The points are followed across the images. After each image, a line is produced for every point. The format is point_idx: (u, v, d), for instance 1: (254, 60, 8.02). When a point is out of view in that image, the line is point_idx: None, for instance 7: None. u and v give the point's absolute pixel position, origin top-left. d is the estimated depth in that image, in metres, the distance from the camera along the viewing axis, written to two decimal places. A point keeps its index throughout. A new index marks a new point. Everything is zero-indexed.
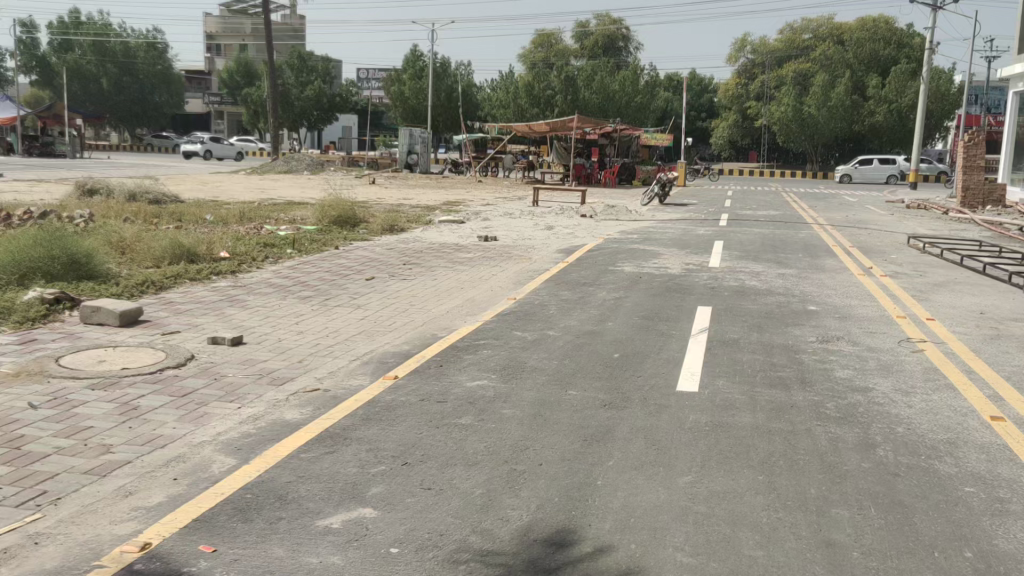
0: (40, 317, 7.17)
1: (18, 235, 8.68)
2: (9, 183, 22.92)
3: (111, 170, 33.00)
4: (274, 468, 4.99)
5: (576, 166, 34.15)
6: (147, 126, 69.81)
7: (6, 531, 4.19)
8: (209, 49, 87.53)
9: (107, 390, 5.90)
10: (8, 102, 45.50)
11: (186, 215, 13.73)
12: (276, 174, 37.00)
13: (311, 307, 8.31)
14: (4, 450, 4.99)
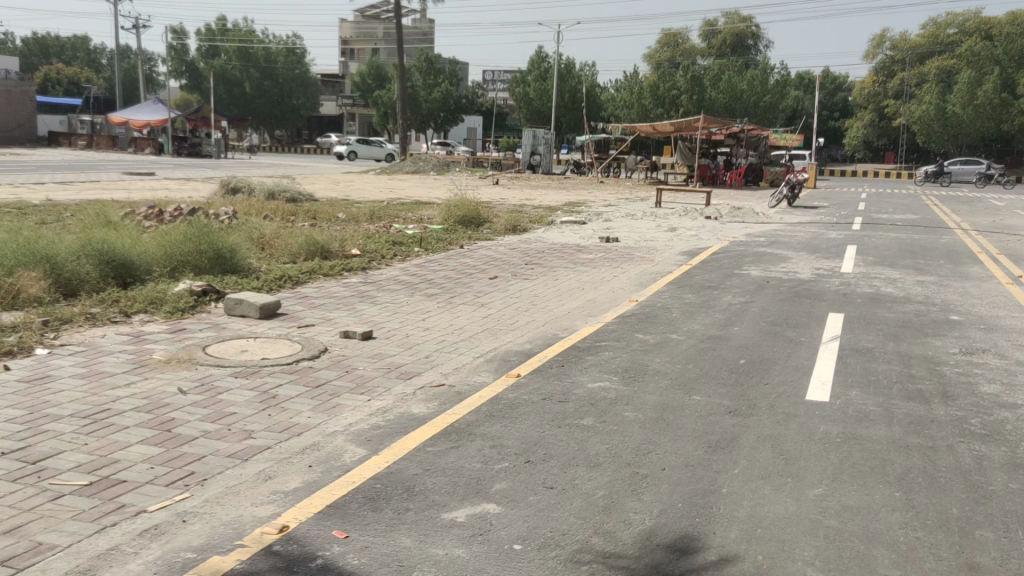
0: (189, 308, 7.65)
1: (171, 230, 9.29)
2: (160, 181, 24.44)
3: (254, 171, 34.76)
4: (402, 461, 5.15)
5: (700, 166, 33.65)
6: (285, 128, 72.86)
7: (159, 508, 4.50)
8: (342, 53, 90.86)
9: (248, 378, 6.25)
10: (160, 105, 48.62)
11: (320, 213, 14.34)
12: (404, 174, 38.09)
13: (437, 304, 8.52)
14: (157, 431, 5.35)
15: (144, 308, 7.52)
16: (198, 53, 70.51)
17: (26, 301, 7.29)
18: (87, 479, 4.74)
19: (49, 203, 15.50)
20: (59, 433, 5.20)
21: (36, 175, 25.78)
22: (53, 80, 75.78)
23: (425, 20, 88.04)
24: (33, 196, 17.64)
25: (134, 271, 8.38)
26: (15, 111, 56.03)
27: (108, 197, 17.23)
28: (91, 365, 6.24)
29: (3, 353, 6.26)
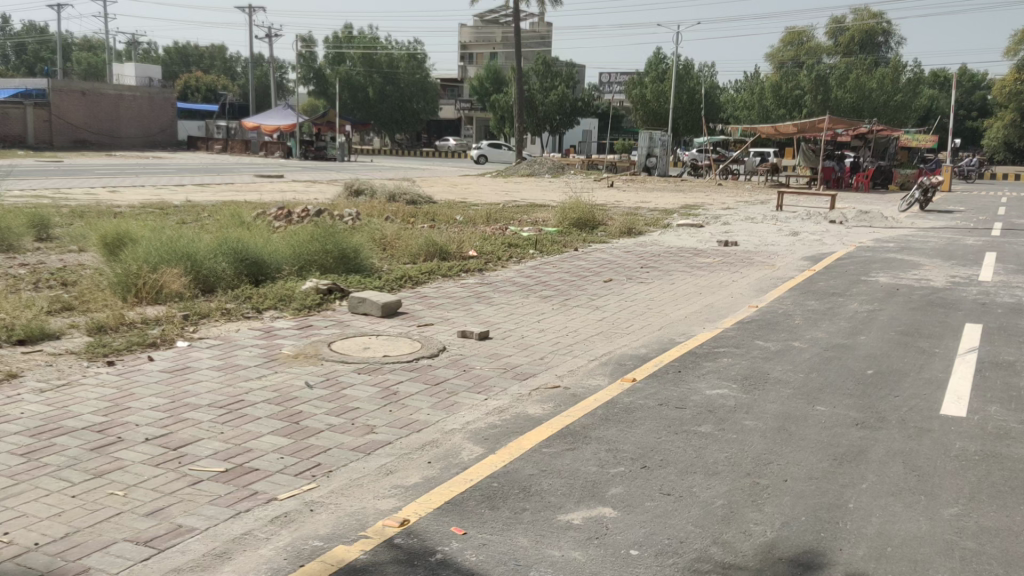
0: (315, 305, 7.96)
1: (300, 230, 9.70)
2: (289, 184, 25.42)
3: (377, 173, 35.81)
4: (519, 461, 5.21)
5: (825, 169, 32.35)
6: (406, 132, 74.61)
7: (288, 496, 4.71)
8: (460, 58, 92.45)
9: (371, 374, 6.46)
10: (289, 111, 50.78)
11: (438, 216, 14.65)
12: (520, 177, 38.43)
13: (552, 306, 8.57)
14: (285, 423, 5.59)
15: (274, 305, 7.88)
16: (325, 60, 73.23)
17: (169, 296, 7.76)
18: (223, 466, 5.01)
19: (187, 204, 16.37)
20: (198, 422, 5.51)
21: (178, 177, 27.38)
22: (192, 87, 80.27)
23: (543, 23, 88.41)
24: (176, 197, 18.77)
25: (265, 270, 8.79)
26: (159, 117, 59.78)
27: (241, 199, 18.10)
28: (227, 357, 6.59)
29: (148, 344, 6.69)
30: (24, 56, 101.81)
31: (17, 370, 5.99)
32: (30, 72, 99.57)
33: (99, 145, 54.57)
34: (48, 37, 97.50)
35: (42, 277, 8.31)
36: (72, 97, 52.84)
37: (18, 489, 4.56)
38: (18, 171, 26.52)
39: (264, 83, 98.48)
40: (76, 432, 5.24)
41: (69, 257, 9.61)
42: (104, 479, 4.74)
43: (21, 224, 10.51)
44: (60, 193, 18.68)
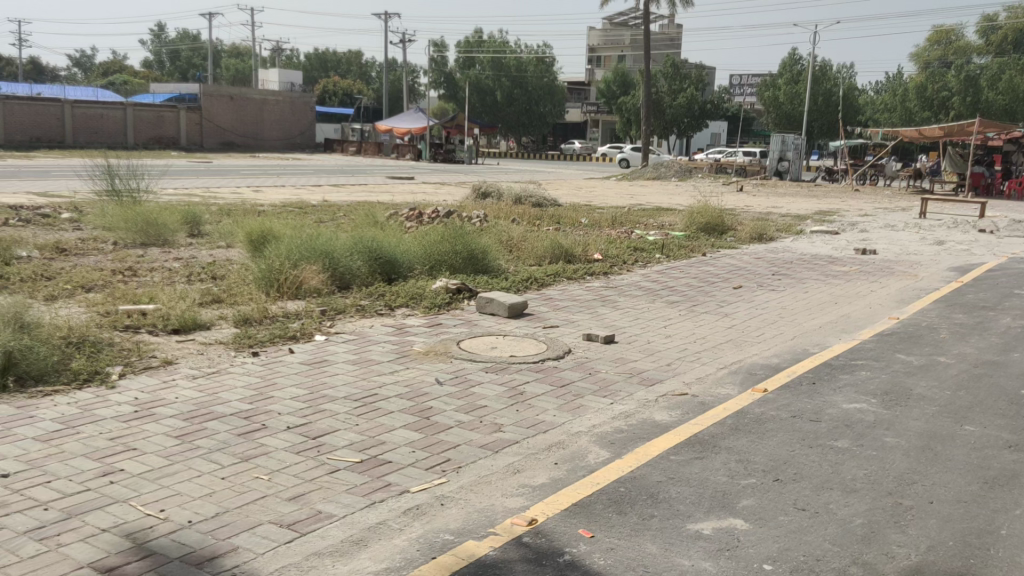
0: (444, 304, 8.15)
1: (431, 230, 9.96)
2: (422, 185, 26.07)
3: (506, 176, 36.30)
4: (646, 466, 5.17)
5: (975, 175, 30.56)
6: (531, 135, 74.97)
7: (420, 489, 4.84)
8: (588, 61, 92.41)
9: (499, 373, 6.56)
10: (420, 114, 52.12)
11: (565, 218, 14.71)
12: (645, 180, 38.06)
13: (679, 312, 8.46)
14: (417, 418, 5.75)
15: (406, 303, 8.11)
16: (456, 64, 74.36)
17: (308, 292, 8.12)
18: (359, 457, 5.19)
19: (326, 204, 17.01)
20: (335, 413, 5.74)
21: (320, 177, 28.64)
22: (330, 92, 82.83)
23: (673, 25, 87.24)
24: (316, 197, 19.55)
25: (398, 268, 9.07)
26: (299, 120, 62.31)
27: (375, 199, 18.72)
28: (362, 352, 6.83)
29: (289, 337, 7.01)
30: (179, 62, 109.09)
31: (171, 357, 6.40)
32: (183, 77, 106.44)
33: (243, 147, 57.64)
34: (200, 44, 103.77)
35: (194, 271, 8.84)
36: (221, 101, 56.02)
37: (173, 468, 4.87)
38: (174, 171, 28.37)
39: (396, 86, 101.44)
40: (225, 417, 5.55)
41: (218, 253, 10.18)
42: (250, 464, 5.00)
43: (177, 221, 11.24)
44: (210, 192, 19.87)
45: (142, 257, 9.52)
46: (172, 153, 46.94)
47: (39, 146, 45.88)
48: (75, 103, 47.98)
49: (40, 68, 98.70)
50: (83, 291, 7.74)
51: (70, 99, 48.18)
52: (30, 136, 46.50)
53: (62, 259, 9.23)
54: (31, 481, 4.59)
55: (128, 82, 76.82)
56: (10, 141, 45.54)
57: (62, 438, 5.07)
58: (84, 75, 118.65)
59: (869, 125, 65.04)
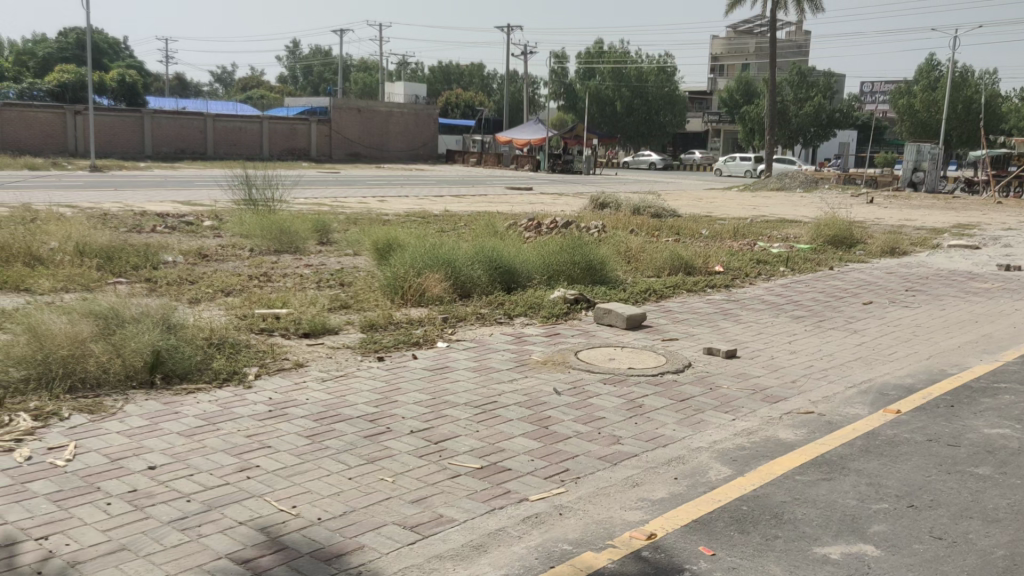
0: (562, 314, 8.18)
1: (550, 241, 10.04)
2: (540, 196, 26.31)
3: (625, 186, 36.18)
4: (770, 485, 5.04)
5: None
6: (651, 144, 74.48)
7: (539, 498, 4.88)
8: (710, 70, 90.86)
9: (617, 385, 6.53)
10: (540, 125, 52.66)
11: (684, 229, 14.54)
12: (768, 192, 37.10)
13: (804, 327, 8.21)
14: (536, 427, 5.80)
15: (524, 312, 8.20)
16: (576, 75, 74.42)
17: (430, 300, 8.34)
18: (480, 462, 5.29)
19: (447, 213, 17.47)
20: (456, 419, 5.87)
21: (445, 187, 29.42)
22: (453, 104, 84.50)
23: (800, 32, 84.71)
24: (438, 207, 20.08)
25: (517, 277, 9.18)
26: (423, 132, 63.92)
27: (496, 210, 19.05)
28: (481, 360, 6.95)
29: (412, 342, 7.22)
30: (313, 77, 114.38)
31: (302, 360, 6.70)
32: (315, 91, 111.50)
33: (370, 158, 59.62)
34: (331, 59, 108.30)
35: (324, 277, 9.23)
36: (350, 114, 58.11)
37: (304, 466, 5.09)
38: (307, 181, 29.74)
39: (517, 97, 102.82)
40: (352, 419, 5.77)
41: (346, 260, 10.58)
42: (376, 465, 5.17)
43: (307, 229, 11.76)
44: (339, 201, 20.71)
45: (275, 263, 10.01)
46: (303, 163, 49.08)
47: (184, 157, 48.81)
48: (216, 117, 50.82)
49: (184, 84, 105.52)
50: (223, 295, 8.21)
51: (212, 113, 51.08)
52: (176, 149, 49.42)
53: (204, 264, 9.80)
54: (176, 473, 4.89)
55: (265, 96, 80.91)
56: (158, 152, 48.60)
57: (203, 434, 5.38)
58: (224, 90, 125.98)
59: (1014, 134, 61.18)
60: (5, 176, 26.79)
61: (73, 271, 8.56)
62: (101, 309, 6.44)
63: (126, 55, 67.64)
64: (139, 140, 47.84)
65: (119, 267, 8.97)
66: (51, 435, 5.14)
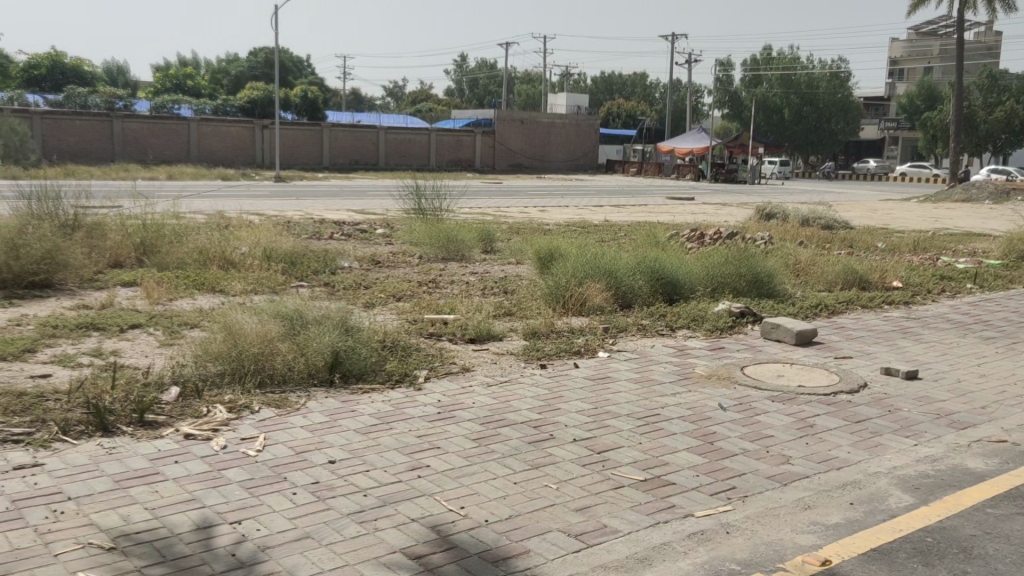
0: (727, 327, 8.01)
1: (714, 252, 9.89)
2: (703, 206, 25.88)
3: (793, 197, 34.94)
4: (957, 517, 4.71)
5: None
6: (820, 153, 71.35)
7: (704, 515, 4.78)
8: (889, 75, 86.40)
9: (786, 403, 6.31)
10: (703, 134, 51.75)
11: (858, 241, 13.88)
12: (952, 203, 34.70)
13: (996, 349, 7.63)
14: (700, 442, 5.70)
15: (687, 324, 8.09)
16: (741, 82, 72.92)
17: (592, 309, 8.38)
18: (643, 475, 5.25)
19: (608, 224, 17.49)
20: (619, 429, 5.86)
21: (609, 198, 29.51)
22: (614, 113, 84.46)
23: (990, 32, 78.76)
24: (599, 217, 20.11)
25: (679, 288, 9.07)
26: (585, 142, 64.27)
27: (660, 220, 18.93)
28: (644, 371, 6.91)
29: (574, 351, 7.28)
30: (477, 89, 117.53)
31: (469, 365, 6.90)
32: (480, 104, 114.63)
33: (531, 168, 60.57)
34: (495, 72, 111.05)
35: (489, 284, 9.49)
36: (513, 125, 59.16)
37: (471, 468, 5.25)
38: (473, 191, 30.66)
39: (678, 108, 101.49)
40: (517, 425, 5.88)
41: (509, 268, 10.80)
42: (541, 471, 5.24)
43: (473, 238, 12.11)
44: (504, 211, 21.21)
45: (443, 270, 10.37)
46: (468, 174, 50.52)
47: (358, 168, 51.45)
48: (389, 129, 53.30)
49: (359, 100, 111.28)
50: (395, 299, 8.59)
51: (385, 126, 53.55)
52: (350, 160, 52.26)
53: (378, 270, 10.29)
54: (353, 468, 5.15)
55: (432, 108, 83.89)
56: (335, 163, 51.53)
57: (378, 432, 5.64)
58: (394, 102, 131.55)
59: None
60: (205, 186, 29.14)
61: (261, 274, 9.21)
62: (287, 311, 6.89)
63: (307, 72, 72.04)
64: (318, 151, 50.78)
65: (301, 271, 9.58)
66: (243, 426, 5.54)
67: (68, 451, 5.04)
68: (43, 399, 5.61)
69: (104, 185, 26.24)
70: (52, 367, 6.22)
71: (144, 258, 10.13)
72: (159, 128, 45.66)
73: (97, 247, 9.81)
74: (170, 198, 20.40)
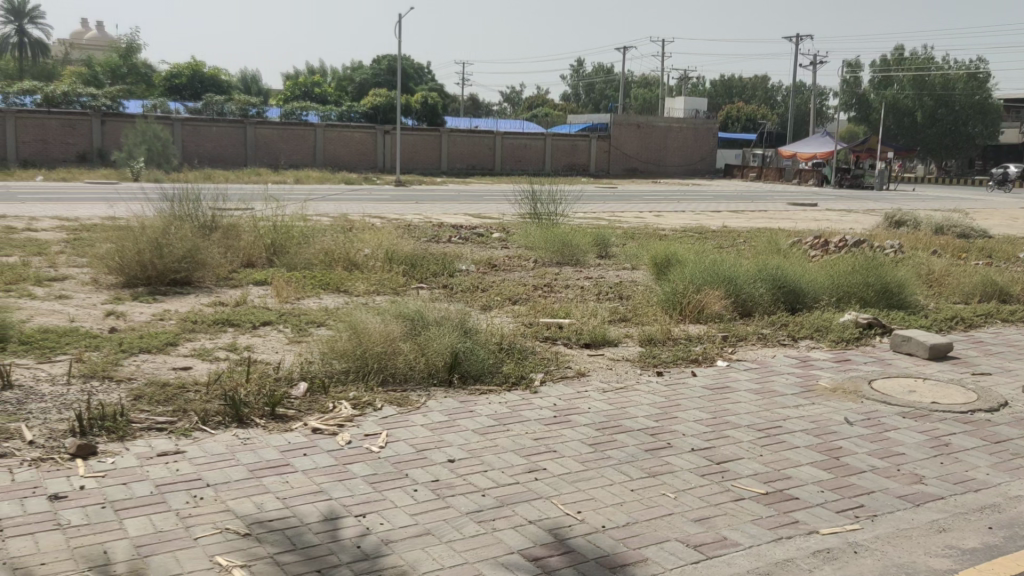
0: (853, 339, 7.72)
1: (839, 260, 9.59)
2: (827, 212, 24.98)
3: (925, 204, 33.26)
4: None
5: None
6: (956, 158, 68.09)
7: (829, 532, 4.61)
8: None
9: (918, 420, 6.03)
10: (828, 138, 50.09)
11: (997, 251, 13.12)
12: None
13: None
14: (826, 457, 5.51)
15: (810, 335, 7.84)
16: (869, 84, 69.47)
17: (709, 316, 8.24)
18: (765, 488, 5.11)
19: (726, 229, 17.19)
20: (738, 440, 5.73)
21: (731, 203, 28.95)
22: (733, 117, 82.72)
23: None
24: (716, 222, 19.77)
25: (803, 297, 8.82)
26: (703, 146, 63.15)
27: (781, 226, 18.45)
28: (765, 382, 6.73)
29: (692, 359, 7.18)
30: (593, 93, 117.28)
31: (585, 369, 6.90)
32: (596, 108, 114.48)
33: (647, 173, 60.05)
34: (613, 77, 110.61)
35: (604, 289, 9.47)
36: (630, 129, 59.03)
37: (587, 474, 5.24)
38: (590, 196, 30.74)
39: (800, 111, 98.34)
40: (633, 431, 5.84)
41: (624, 273, 10.77)
42: (658, 480, 5.18)
43: (588, 242, 12.12)
44: (620, 215, 21.11)
45: (558, 274, 10.43)
46: (583, 179, 50.53)
47: (475, 172, 52.27)
48: (505, 134, 53.90)
49: (477, 105, 112.83)
50: (510, 302, 8.70)
51: (503, 131, 54.21)
52: (468, 165, 53.10)
53: (494, 272, 10.42)
54: (471, 468, 5.24)
55: (547, 113, 84.35)
56: (453, 168, 52.47)
57: (496, 433, 5.72)
58: (511, 108, 132.97)
59: None
60: (333, 189, 30.34)
61: (383, 276, 9.49)
62: (408, 312, 7.08)
63: (427, 78, 73.73)
64: (437, 155, 51.88)
65: (421, 273, 9.83)
66: (367, 423, 5.72)
67: (206, 439, 5.32)
68: (184, 390, 5.95)
69: (241, 188, 27.66)
70: (192, 360, 6.59)
71: (274, 258, 10.60)
72: (290, 134, 47.76)
73: (231, 247, 10.34)
74: (300, 201, 21.31)
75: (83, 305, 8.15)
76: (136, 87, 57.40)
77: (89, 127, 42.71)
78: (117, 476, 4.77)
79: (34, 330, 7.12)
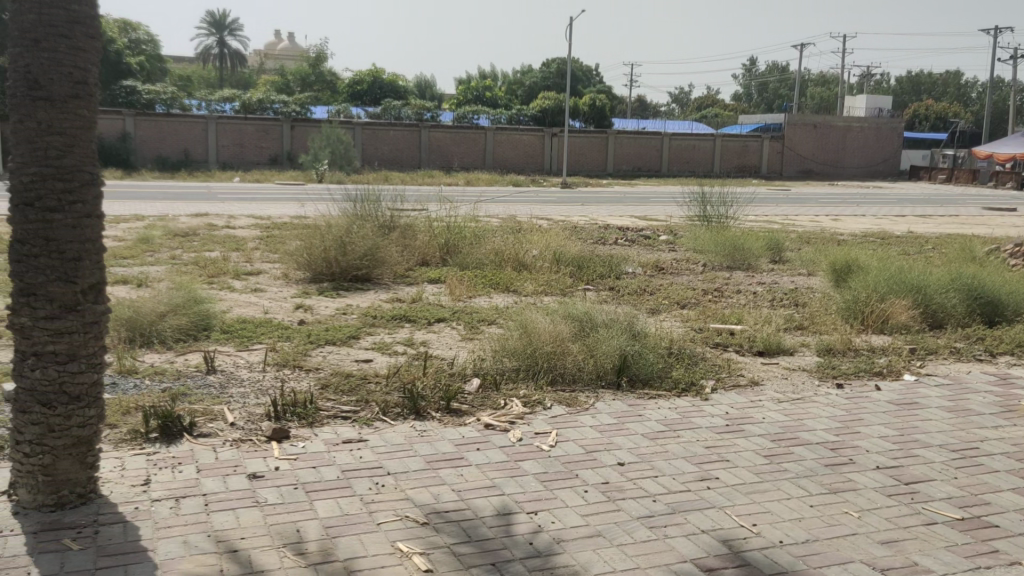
0: None
1: None
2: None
3: None
4: None
5: None
6: None
7: None
8: None
9: None
10: None
11: None
12: None
13: None
14: None
15: (1010, 351, 7.25)
16: None
17: (895, 327, 7.78)
18: (959, 513, 4.76)
19: (915, 235, 16.15)
20: (928, 460, 5.37)
21: (921, 207, 27.12)
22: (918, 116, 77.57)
23: None
24: (904, 227, 18.57)
25: (1002, 310, 8.17)
26: (885, 146, 59.70)
27: (980, 232, 17.12)
28: (958, 400, 6.27)
29: (876, 372, 6.80)
30: (765, 92, 113.34)
31: (758, 378, 6.68)
32: (768, 108, 110.56)
33: (823, 175, 57.45)
34: (786, 77, 106.52)
35: (778, 295, 9.16)
36: (805, 130, 56.69)
37: (763, 486, 5.06)
38: (766, 199, 29.76)
39: (994, 109, 90.81)
40: (811, 445, 5.59)
41: (800, 279, 10.36)
42: (839, 496, 4.94)
43: (761, 246, 11.74)
44: (797, 219, 20.25)
45: (729, 279, 10.18)
46: (754, 180, 49.04)
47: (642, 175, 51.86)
48: (673, 135, 53.16)
49: (643, 107, 111.76)
50: (680, 306, 8.58)
51: (669, 133, 53.49)
52: (633, 167, 52.78)
53: (662, 275, 10.32)
54: (641, 473, 5.19)
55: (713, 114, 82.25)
56: (619, 170, 52.27)
57: (666, 439, 5.64)
58: (679, 108, 130.82)
59: None
60: (505, 191, 30.98)
61: (552, 277, 9.61)
62: (577, 312, 7.16)
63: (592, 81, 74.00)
64: (603, 157, 51.87)
65: (588, 274, 9.87)
66: (537, 421, 5.80)
67: (386, 430, 5.56)
68: (366, 381, 6.26)
69: (420, 190, 28.71)
70: (372, 353, 6.91)
71: (447, 257, 10.95)
72: (461, 137, 49.22)
73: (408, 247, 10.78)
74: (474, 203, 21.85)
75: (275, 298, 8.74)
76: (321, 93, 61.00)
77: (280, 132, 45.80)
78: (307, 460, 5.07)
79: (234, 320, 7.70)
